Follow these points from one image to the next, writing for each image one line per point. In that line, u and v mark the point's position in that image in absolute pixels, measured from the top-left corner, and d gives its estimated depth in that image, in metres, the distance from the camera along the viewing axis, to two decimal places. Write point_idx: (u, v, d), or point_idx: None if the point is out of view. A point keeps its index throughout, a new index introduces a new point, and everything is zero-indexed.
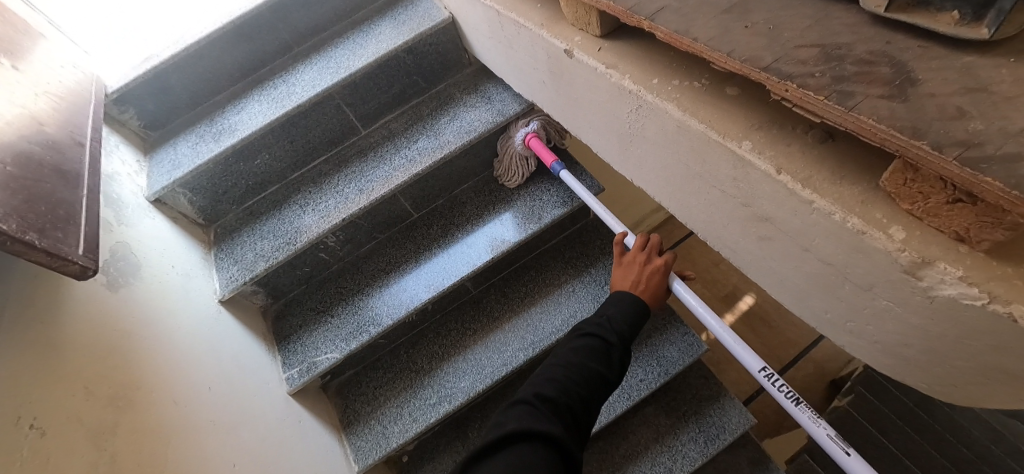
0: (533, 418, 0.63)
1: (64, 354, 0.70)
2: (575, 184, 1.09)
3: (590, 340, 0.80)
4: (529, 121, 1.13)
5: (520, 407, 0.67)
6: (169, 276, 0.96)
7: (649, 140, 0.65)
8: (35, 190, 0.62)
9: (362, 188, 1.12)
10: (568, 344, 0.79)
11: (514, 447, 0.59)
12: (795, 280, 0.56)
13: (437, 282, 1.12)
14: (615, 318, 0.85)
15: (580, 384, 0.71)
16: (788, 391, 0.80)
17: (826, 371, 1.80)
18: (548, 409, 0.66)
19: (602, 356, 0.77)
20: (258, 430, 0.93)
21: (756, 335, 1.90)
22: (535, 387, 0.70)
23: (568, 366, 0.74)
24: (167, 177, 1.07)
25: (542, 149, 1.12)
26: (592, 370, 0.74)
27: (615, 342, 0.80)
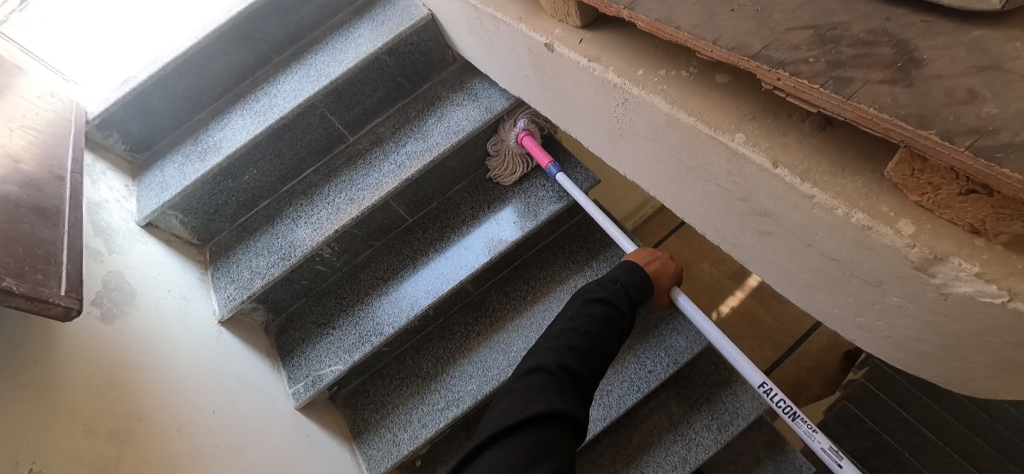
0: (556, 396, 0.63)
1: (61, 392, 0.68)
2: (570, 186, 1.08)
3: (604, 306, 0.81)
4: (521, 118, 1.11)
5: (539, 379, 0.66)
6: (165, 302, 0.95)
7: (638, 134, 0.62)
8: (12, 232, 0.61)
9: (353, 198, 1.09)
10: (584, 308, 0.79)
11: (539, 425, 0.59)
12: (799, 274, 0.53)
13: (436, 287, 1.10)
14: (630, 289, 0.85)
15: (595, 353, 0.73)
16: (786, 406, 0.82)
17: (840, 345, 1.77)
18: (566, 381, 0.67)
19: (616, 327, 0.79)
20: (266, 449, 0.93)
21: (766, 312, 1.87)
22: (556, 355, 0.70)
23: (586, 333, 0.75)
24: (156, 201, 1.05)
25: (539, 150, 1.11)
26: (606, 341, 0.76)
27: (627, 312, 0.82)
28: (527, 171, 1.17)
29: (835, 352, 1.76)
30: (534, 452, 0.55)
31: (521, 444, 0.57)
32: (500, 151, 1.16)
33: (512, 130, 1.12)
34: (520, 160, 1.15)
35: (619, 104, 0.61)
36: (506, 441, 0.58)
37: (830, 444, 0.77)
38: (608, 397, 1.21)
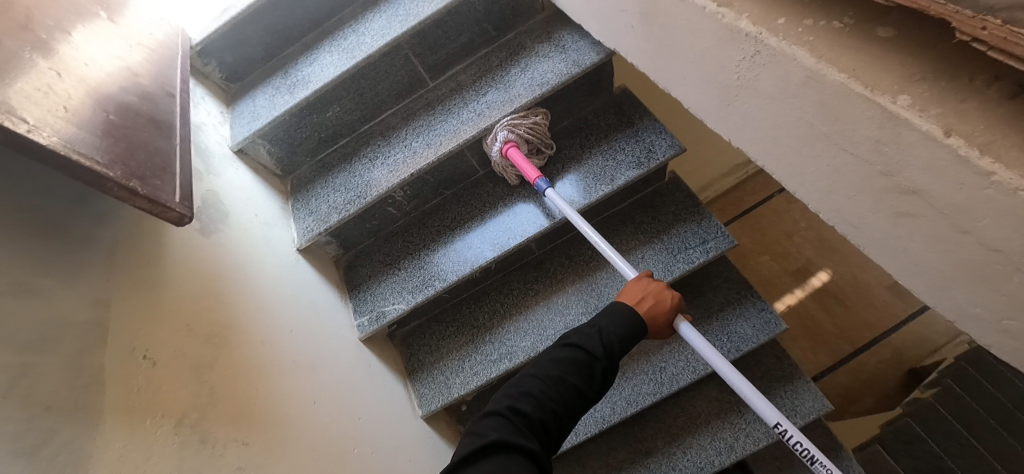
0: (512, 432, 0.64)
1: (166, 292, 0.72)
2: (559, 202, 1.02)
3: (573, 351, 0.75)
4: (499, 131, 1.02)
5: (498, 417, 0.67)
6: (252, 225, 1.01)
7: (761, 94, 0.56)
8: (135, 138, 0.65)
9: (430, 143, 1.09)
10: (550, 352, 0.75)
11: (491, 459, 0.61)
12: (935, 264, 0.48)
13: (502, 241, 1.10)
14: (608, 331, 0.78)
15: (557, 399, 0.69)
16: (803, 449, 0.80)
17: (905, 359, 1.66)
18: (521, 424, 0.66)
19: (586, 372, 0.73)
20: (335, 373, 0.97)
21: (827, 315, 1.75)
22: (510, 399, 0.69)
23: (548, 378, 0.71)
24: (247, 129, 1.11)
25: (525, 163, 1.03)
26: (570, 391, 0.70)
27: (601, 356, 0.74)
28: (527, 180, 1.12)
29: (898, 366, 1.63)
30: None
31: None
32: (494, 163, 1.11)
33: (495, 145, 1.04)
34: (510, 170, 1.08)
35: (747, 57, 0.55)
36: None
37: None
38: (661, 374, 1.19)
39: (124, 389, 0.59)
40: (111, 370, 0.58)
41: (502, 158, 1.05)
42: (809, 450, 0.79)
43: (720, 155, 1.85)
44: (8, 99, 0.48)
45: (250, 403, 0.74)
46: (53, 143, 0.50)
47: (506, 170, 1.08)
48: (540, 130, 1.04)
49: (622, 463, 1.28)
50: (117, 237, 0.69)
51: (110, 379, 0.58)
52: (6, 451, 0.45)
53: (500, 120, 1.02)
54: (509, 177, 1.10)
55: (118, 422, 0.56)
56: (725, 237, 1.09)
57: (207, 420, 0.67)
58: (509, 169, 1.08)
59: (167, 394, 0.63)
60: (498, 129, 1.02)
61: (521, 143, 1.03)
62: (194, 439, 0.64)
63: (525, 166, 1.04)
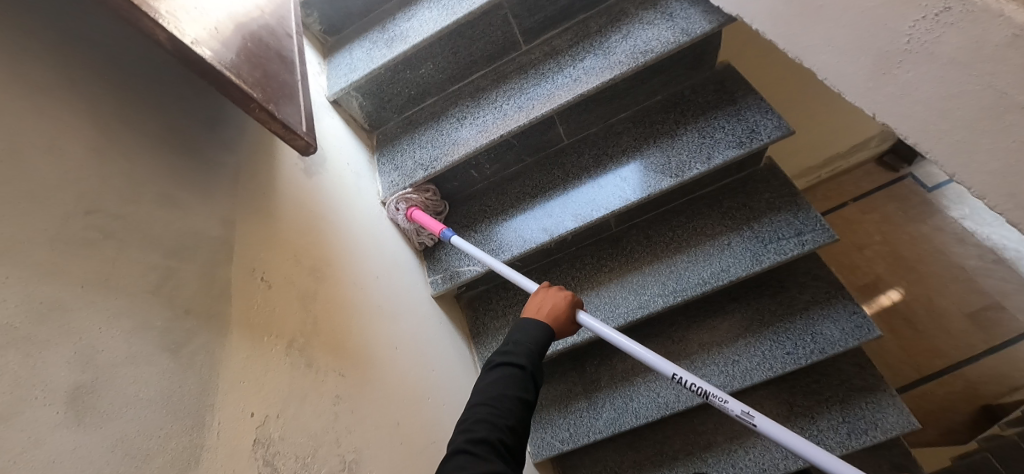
0: (476, 465, 0.57)
1: (278, 223, 0.75)
2: (464, 243, 1.05)
3: (503, 369, 0.70)
4: (397, 201, 1.11)
5: (453, 459, 0.60)
6: (345, 173, 1.04)
7: (940, 57, 0.51)
8: (269, 68, 0.67)
9: (521, 106, 1.07)
10: (482, 381, 0.69)
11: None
12: None
13: (585, 212, 1.08)
14: (523, 339, 0.75)
15: (507, 416, 0.64)
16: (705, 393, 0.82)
17: (981, 393, 1.49)
18: (488, 452, 0.60)
19: (524, 385, 0.68)
20: (412, 324, 0.99)
21: (894, 336, 1.62)
22: (462, 433, 0.62)
23: (492, 402, 0.65)
24: (345, 80, 1.13)
25: (428, 220, 1.10)
26: (515, 406, 0.65)
27: (527, 363, 0.71)
28: (433, 242, 1.18)
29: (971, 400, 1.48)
30: None
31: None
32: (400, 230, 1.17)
33: (398, 212, 1.11)
34: (417, 234, 1.15)
35: (930, 15, 0.50)
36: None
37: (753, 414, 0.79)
38: (734, 367, 1.13)
39: (246, 304, 0.62)
40: (236, 285, 0.61)
41: (408, 221, 1.12)
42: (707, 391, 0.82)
43: (807, 152, 1.74)
44: (175, 13, 0.51)
45: (345, 337, 0.77)
46: (210, 57, 0.53)
47: (415, 234, 1.15)
48: (433, 199, 1.15)
49: (677, 453, 1.25)
50: (240, 166, 0.72)
51: (235, 292, 0.61)
52: (152, 345, 0.48)
53: (397, 191, 1.11)
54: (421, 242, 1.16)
55: (241, 333, 0.59)
56: (824, 231, 1.01)
57: (312, 346, 0.69)
58: (419, 234, 1.15)
59: (279, 315, 0.66)
60: (398, 197, 1.10)
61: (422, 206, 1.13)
62: (301, 362, 0.66)
63: (429, 223, 1.10)
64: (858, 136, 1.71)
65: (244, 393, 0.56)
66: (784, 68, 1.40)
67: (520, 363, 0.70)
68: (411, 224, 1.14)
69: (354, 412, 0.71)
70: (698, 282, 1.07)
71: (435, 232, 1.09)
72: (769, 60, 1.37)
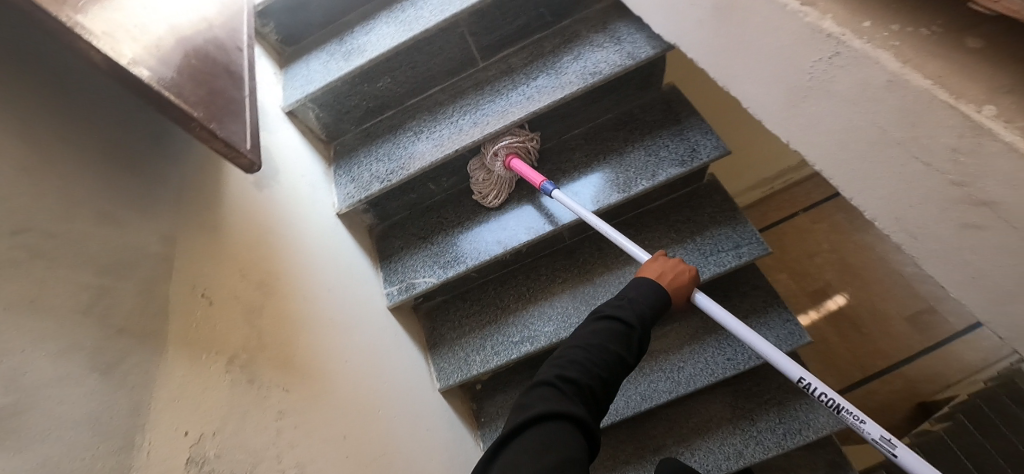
0: (560, 398, 0.65)
1: (225, 237, 0.75)
2: (568, 201, 1.04)
3: (610, 322, 0.78)
4: (499, 146, 1.08)
5: (541, 388, 0.69)
6: (300, 185, 1.04)
7: (834, 96, 0.57)
8: (213, 84, 0.67)
9: (477, 121, 1.10)
10: (586, 327, 0.78)
11: (544, 422, 0.62)
12: (998, 279, 0.48)
13: (538, 226, 1.11)
14: (637, 300, 0.82)
15: (602, 365, 0.71)
16: (829, 400, 0.81)
17: (919, 392, 1.63)
18: (570, 390, 0.68)
19: (624, 341, 0.76)
20: (366, 336, 1.00)
21: (840, 339, 1.73)
22: (556, 368, 0.71)
23: (591, 347, 0.73)
24: (300, 92, 1.13)
25: (530, 170, 1.08)
26: (613, 357, 0.73)
27: (636, 325, 0.78)
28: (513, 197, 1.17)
29: (911, 397, 1.64)
30: (533, 452, 0.58)
31: (526, 444, 0.59)
32: (485, 176, 1.14)
33: (496, 159, 1.09)
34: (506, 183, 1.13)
35: (824, 58, 0.55)
36: (514, 444, 0.61)
37: (882, 433, 0.77)
38: (679, 373, 1.20)
39: (186, 321, 0.61)
40: (175, 303, 0.61)
41: (506, 168, 1.10)
42: (834, 400, 0.81)
43: (753, 167, 1.84)
44: (107, 32, 0.51)
45: (292, 352, 0.77)
46: (147, 77, 0.53)
47: (505, 182, 1.13)
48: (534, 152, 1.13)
49: (629, 457, 1.30)
50: (186, 180, 0.72)
51: (175, 310, 0.61)
52: (78, 367, 0.48)
53: (498, 137, 1.07)
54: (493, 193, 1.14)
55: (178, 351, 0.59)
56: (759, 244, 1.08)
57: (256, 362, 0.69)
58: (508, 181, 1.14)
59: (222, 332, 0.66)
60: (500, 144, 1.07)
61: (520, 154, 1.11)
62: (243, 378, 0.66)
63: (530, 173, 1.09)
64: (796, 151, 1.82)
65: (179, 412, 0.56)
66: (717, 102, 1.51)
67: (628, 323, 0.77)
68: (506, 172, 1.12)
69: (300, 426, 0.72)
70: None
71: (534, 184, 1.08)
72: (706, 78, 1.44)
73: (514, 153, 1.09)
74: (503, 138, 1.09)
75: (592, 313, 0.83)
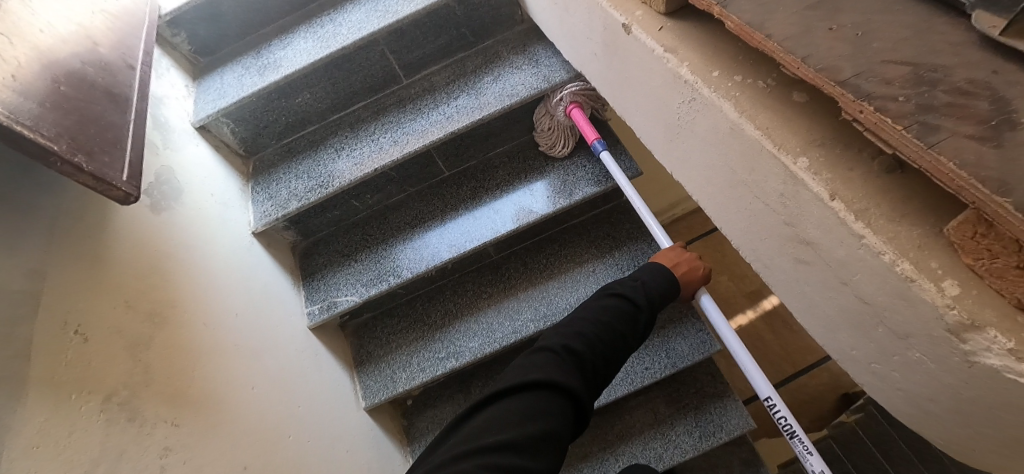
0: (558, 367, 0.66)
1: (108, 268, 0.72)
2: (611, 166, 1.03)
3: (619, 300, 0.79)
4: (563, 93, 1.05)
5: (542, 352, 0.69)
6: (208, 205, 1.00)
7: (697, 136, 0.61)
8: (86, 112, 0.64)
9: (397, 140, 1.10)
10: (598, 301, 0.79)
11: (540, 389, 0.63)
12: (825, 309, 0.53)
13: (460, 243, 1.12)
14: (650, 285, 0.84)
15: (604, 342, 0.72)
16: (787, 425, 0.87)
17: (841, 384, 1.74)
18: (571, 362, 0.68)
19: (630, 321, 0.77)
20: (280, 359, 0.98)
21: (772, 336, 1.84)
22: (562, 336, 0.71)
23: (598, 323, 0.74)
24: (212, 106, 1.09)
25: (586, 124, 1.07)
26: (618, 334, 0.74)
27: (644, 307, 0.80)
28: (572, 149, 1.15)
29: (835, 388, 1.74)
30: (518, 417, 0.60)
31: (515, 406, 0.61)
32: (547, 124, 1.12)
33: (559, 104, 1.07)
34: (566, 132, 1.12)
35: (686, 101, 0.60)
36: (503, 402, 0.62)
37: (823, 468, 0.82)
38: None
39: (51, 362, 0.58)
40: (39, 343, 0.58)
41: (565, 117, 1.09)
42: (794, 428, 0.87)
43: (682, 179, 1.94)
44: None
45: (184, 385, 0.74)
46: None
47: (564, 131, 1.11)
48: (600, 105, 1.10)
49: None
50: (61, 210, 0.68)
51: (37, 350, 0.57)
52: None
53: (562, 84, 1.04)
54: (556, 144, 1.13)
55: (40, 394, 0.56)
56: None
57: (138, 398, 0.67)
58: (569, 132, 1.12)
59: (98, 371, 0.63)
60: (566, 90, 1.05)
61: (583, 105, 1.08)
62: (121, 417, 0.63)
63: (586, 127, 1.07)
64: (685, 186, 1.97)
65: (39, 459, 0.53)
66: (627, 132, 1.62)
67: (637, 304, 0.79)
68: (566, 120, 1.10)
69: (190, 461, 0.70)
70: (564, 307, 1.16)
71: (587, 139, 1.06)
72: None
73: (576, 103, 1.07)
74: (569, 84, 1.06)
75: (601, 288, 0.84)
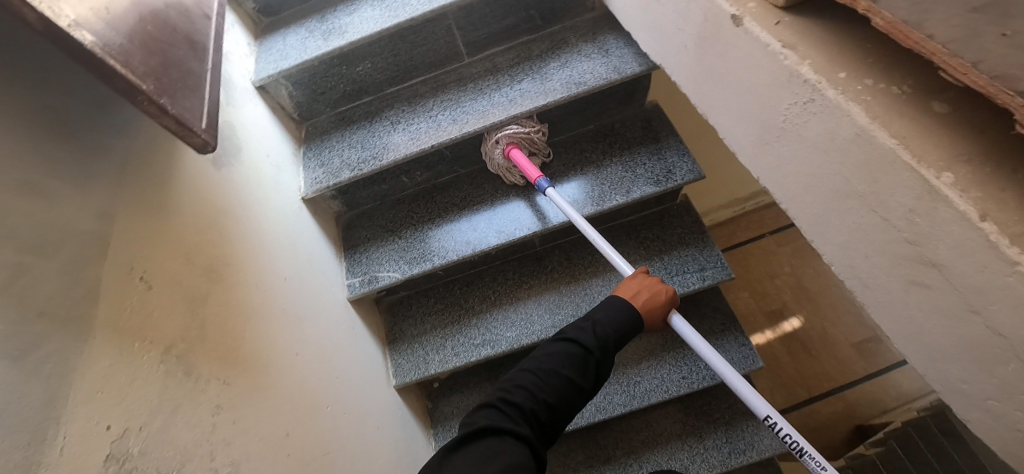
0: (500, 420, 0.68)
1: (172, 217, 0.71)
2: (559, 202, 1.03)
3: (569, 345, 0.77)
4: (501, 134, 1.04)
5: (486, 408, 0.71)
6: (263, 166, 0.99)
7: (805, 140, 0.58)
8: (169, 54, 0.62)
9: (456, 118, 1.07)
10: (545, 348, 0.77)
11: (484, 439, 0.66)
12: (938, 337, 0.50)
13: (509, 230, 1.10)
14: (602, 324, 0.81)
15: (549, 391, 0.72)
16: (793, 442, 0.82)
17: (857, 414, 1.65)
18: (514, 413, 0.70)
19: (578, 366, 0.75)
20: (320, 328, 0.97)
21: (790, 359, 1.78)
22: (502, 390, 0.73)
23: (541, 372, 0.73)
24: (273, 67, 1.08)
25: (527, 163, 1.05)
26: (563, 383, 0.73)
27: (594, 348, 0.77)
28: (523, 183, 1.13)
29: (850, 418, 1.66)
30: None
31: (458, 462, 0.64)
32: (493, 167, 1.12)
33: (496, 147, 1.06)
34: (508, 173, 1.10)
35: (799, 102, 0.56)
36: (450, 458, 0.66)
37: None
38: (635, 388, 1.21)
39: (116, 307, 0.57)
40: (107, 286, 0.57)
41: (504, 158, 1.07)
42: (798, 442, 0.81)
43: (721, 187, 1.89)
44: None
45: (236, 344, 0.73)
46: (90, 42, 0.48)
47: (506, 171, 1.10)
48: (542, 141, 1.08)
49: (579, 465, 1.30)
50: (131, 153, 0.67)
51: (104, 294, 0.56)
52: None
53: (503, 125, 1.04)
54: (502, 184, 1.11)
55: (105, 340, 0.55)
56: (723, 269, 1.11)
57: (194, 353, 0.65)
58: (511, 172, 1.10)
59: (159, 320, 0.62)
60: (503, 132, 1.04)
61: (524, 144, 1.06)
62: (178, 370, 0.62)
63: (527, 166, 1.06)
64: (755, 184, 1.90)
65: (100, 406, 0.52)
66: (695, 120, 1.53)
67: (588, 349, 0.76)
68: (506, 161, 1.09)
69: (238, 422, 0.68)
70: None
71: (532, 178, 1.05)
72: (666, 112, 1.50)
73: (515, 143, 1.06)
74: (507, 127, 1.05)
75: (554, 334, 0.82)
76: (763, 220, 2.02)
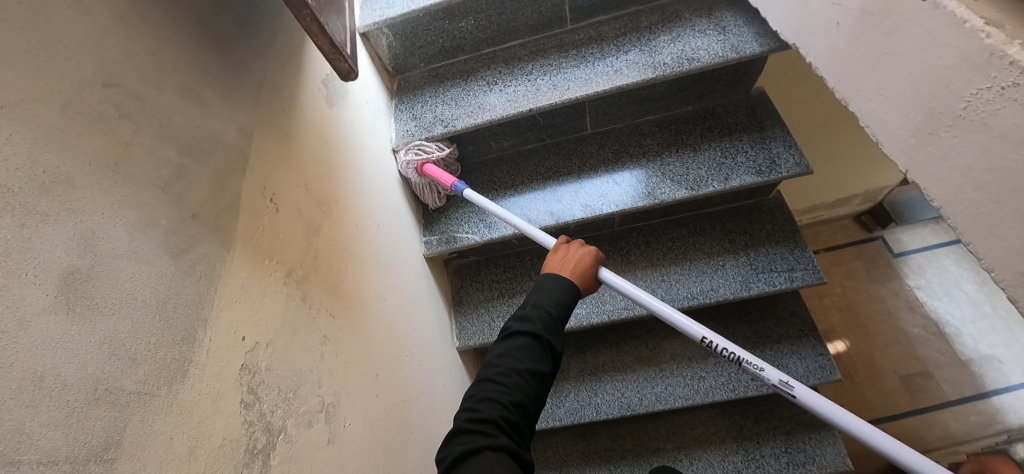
0: (477, 440, 0.61)
1: (296, 146, 0.71)
2: (479, 198, 1.02)
3: (518, 339, 0.71)
4: (411, 150, 1.07)
5: (458, 434, 0.64)
6: (364, 112, 0.99)
7: (989, 130, 0.53)
8: None
9: (556, 85, 1.05)
10: (494, 351, 0.71)
11: (469, 462, 0.59)
12: None
13: (594, 205, 1.08)
14: (540, 304, 0.75)
15: (516, 390, 0.66)
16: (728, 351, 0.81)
17: None
18: (487, 425, 0.63)
19: (533, 357, 0.69)
20: (403, 279, 0.98)
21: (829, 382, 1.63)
22: (467, 408, 0.65)
23: (497, 375, 0.67)
24: (379, 14, 1.07)
25: (440, 173, 1.07)
26: (522, 377, 0.67)
27: (542, 331, 0.71)
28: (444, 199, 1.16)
29: None
30: None
31: None
32: (409, 187, 1.14)
33: (409, 166, 1.09)
34: (426, 188, 1.13)
35: (995, 86, 0.51)
36: None
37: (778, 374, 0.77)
38: (700, 382, 1.19)
39: (252, 223, 0.58)
40: (245, 202, 0.58)
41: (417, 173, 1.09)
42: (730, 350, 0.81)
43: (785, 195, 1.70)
44: None
45: (340, 279, 0.74)
46: None
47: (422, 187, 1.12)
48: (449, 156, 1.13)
49: (626, 452, 1.29)
50: (265, 77, 0.68)
51: (244, 208, 0.57)
52: (154, 243, 0.45)
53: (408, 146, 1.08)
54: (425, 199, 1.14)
55: (244, 253, 0.56)
56: (814, 271, 1.06)
57: (308, 280, 0.66)
58: (427, 187, 1.13)
59: (283, 243, 0.63)
60: (410, 152, 1.07)
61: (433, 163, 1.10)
62: (296, 294, 0.63)
63: (440, 177, 1.08)
64: (873, 187, 1.69)
65: (236, 314, 0.53)
66: (800, 107, 1.35)
67: (535, 334, 0.70)
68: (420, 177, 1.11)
69: (340, 354, 0.69)
70: (686, 295, 1.10)
71: (448, 184, 1.07)
72: (807, 94, 1.32)
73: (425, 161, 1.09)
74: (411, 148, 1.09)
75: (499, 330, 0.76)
76: (815, 237, 1.89)
